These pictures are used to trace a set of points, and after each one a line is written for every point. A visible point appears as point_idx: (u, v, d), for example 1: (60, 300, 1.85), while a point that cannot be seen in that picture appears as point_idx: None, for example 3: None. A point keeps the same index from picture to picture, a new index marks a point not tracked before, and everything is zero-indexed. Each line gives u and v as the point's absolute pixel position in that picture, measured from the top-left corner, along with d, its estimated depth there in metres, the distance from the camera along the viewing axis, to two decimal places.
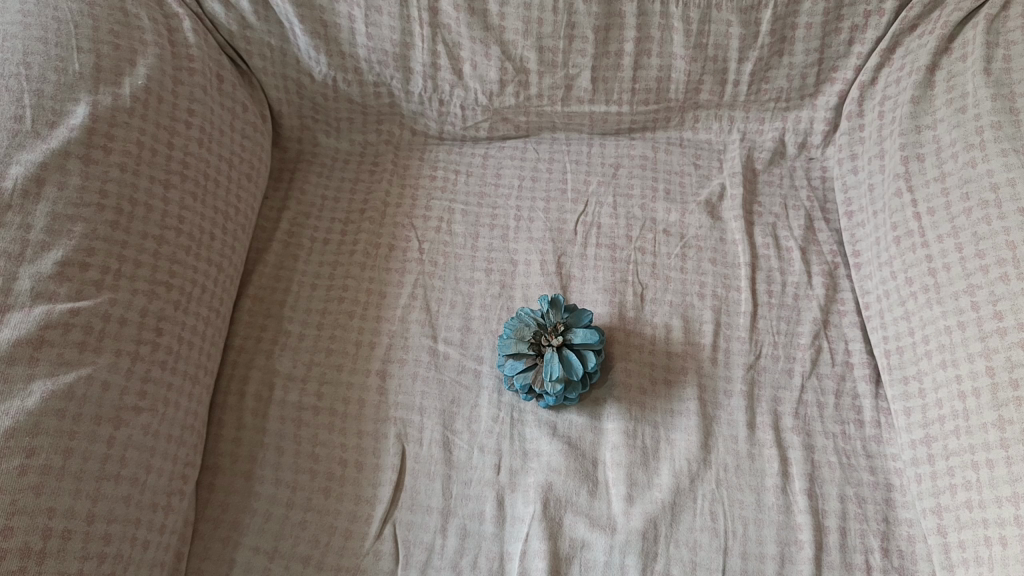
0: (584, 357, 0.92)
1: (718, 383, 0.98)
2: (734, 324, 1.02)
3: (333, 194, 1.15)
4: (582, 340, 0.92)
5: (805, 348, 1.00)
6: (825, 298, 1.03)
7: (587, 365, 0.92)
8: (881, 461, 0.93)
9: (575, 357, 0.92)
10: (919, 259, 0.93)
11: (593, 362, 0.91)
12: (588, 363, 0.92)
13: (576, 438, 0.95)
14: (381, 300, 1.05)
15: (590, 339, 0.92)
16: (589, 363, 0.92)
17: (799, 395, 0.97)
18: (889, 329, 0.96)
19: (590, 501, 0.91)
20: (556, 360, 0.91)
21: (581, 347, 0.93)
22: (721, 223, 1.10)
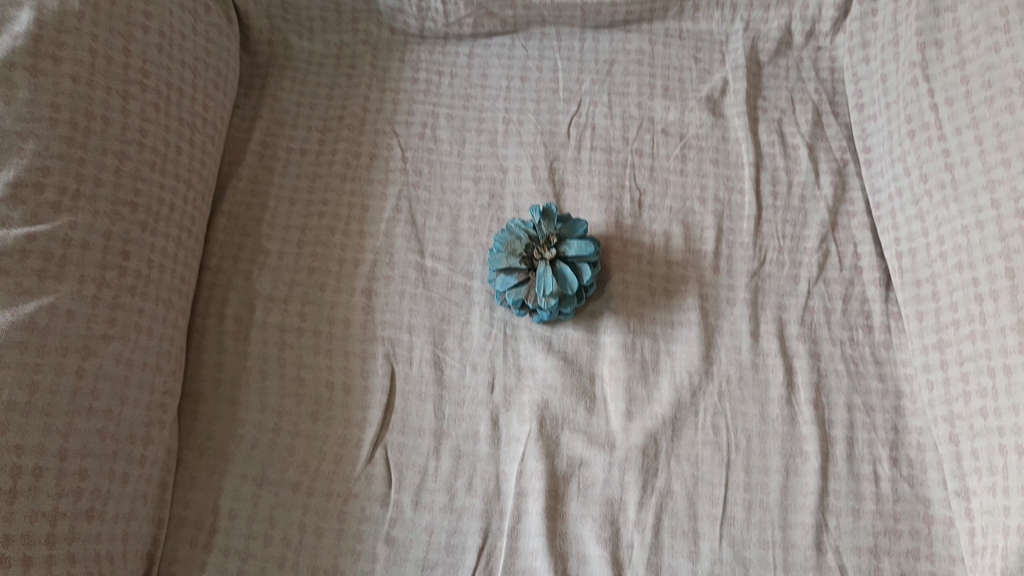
0: (579, 270, 0.87)
1: (721, 293, 0.93)
2: (737, 229, 0.96)
3: (309, 101, 1.07)
4: (578, 252, 0.87)
5: (811, 252, 0.95)
6: (833, 198, 0.98)
7: (582, 279, 0.87)
8: (891, 368, 0.89)
9: (570, 271, 0.87)
10: (936, 154, 0.87)
11: (588, 276, 0.87)
12: (584, 276, 0.87)
13: (573, 353, 0.91)
14: (364, 214, 0.99)
15: (586, 251, 0.87)
16: (584, 276, 0.87)
17: (805, 302, 0.92)
18: (901, 231, 0.91)
19: (588, 418, 0.87)
20: (550, 275, 0.86)
21: (576, 259, 0.88)
22: (724, 121, 1.03)
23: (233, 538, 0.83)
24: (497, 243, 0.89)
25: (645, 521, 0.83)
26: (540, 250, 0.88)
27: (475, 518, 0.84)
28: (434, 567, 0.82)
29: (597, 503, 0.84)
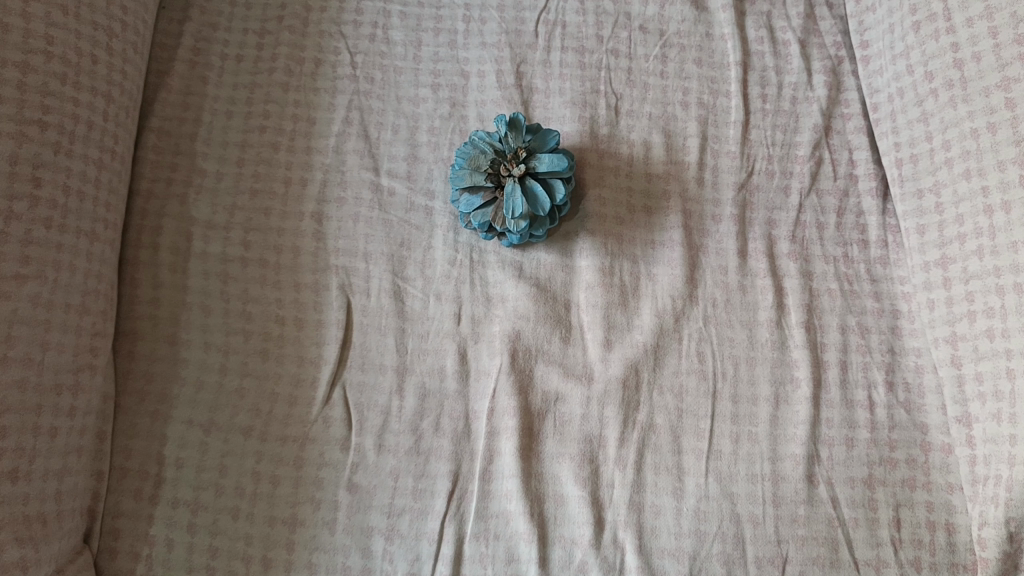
0: (551, 188, 0.79)
1: (705, 208, 0.85)
2: (722, 137, 0.88)
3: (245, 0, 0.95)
4: (550, 168, 0.78)
5: (803, 161, 0.87)
6: (827, 100, 0.89)
7: (555, 198, 0.78)
8: (888, 286, 0.83)
9: (541, 189, 0.78)
10: (943, 49, 0.78)
11: (562, 195, 0.78)
12: (557, 195, 0.78)
13: (545, 279, 0.83)
14: (311, 128, 0.89)
15: (559, 166, 0.78)
16: (557, 194, 0.79)
17: (796, 217, 0.85)
18: (901, 135, 0.83)
19: (564, 349, 0.81)
20: (520, 196, 0.77)
21: (548, 175, 0.79)
22: (707, 15, 0.93)
23: (181, 490, 0.76)
24: (459, 159, 0.80)
25: (627, 458, 0.77)
26: (507, 166, 0.79)
27: (444, 460, 0.77)
28: (400, 514, 0.76)
29: (575, 440, 0.78)
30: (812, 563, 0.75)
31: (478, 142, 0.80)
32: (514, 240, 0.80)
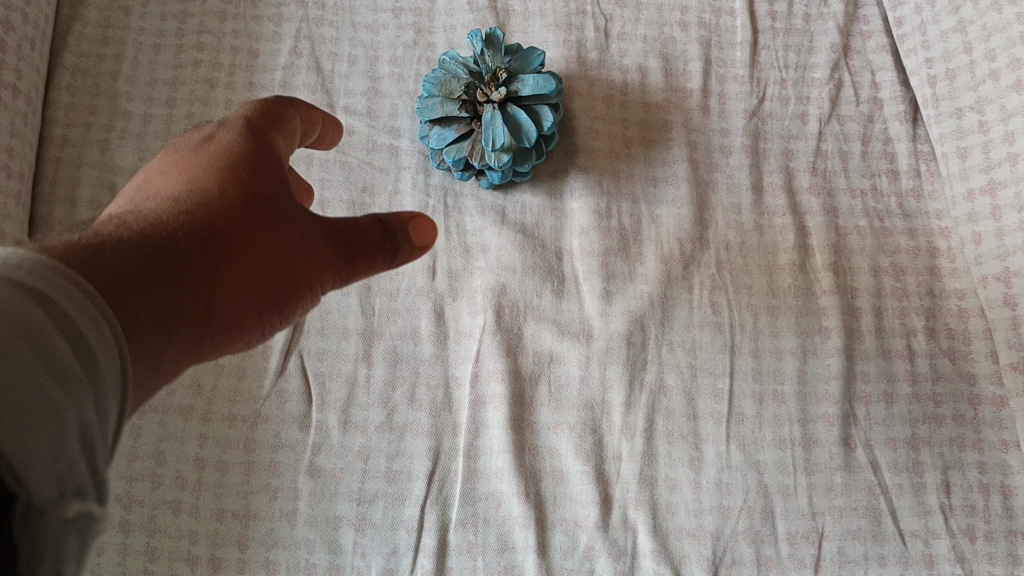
0: (537, 116, 0.67)
1: (712, 140, 0.74)
2: (728, 60, 0.77)
3: None
4: (534, 89, 0.66)
5: (821, 84, 0.76)
6: (844, 16, 0.78)
7: (542, 126, 0.67)
8: (922, 221, 0.72)
9: (525, 115, 0.67)
10: None
11: (549, 121, 0.67)
12: (545, 122, 0.67)
13: (532, 224, 0.72)
14: (253, 62, 0.77)
15: (544, 87, 0.66)
16: (544, 121, 0.67)
17: (815, 146, 0.74)
18: (934, 50, 0.72)
19: (557, 304, 0.69)
20: (499, 123, 0.66)
21: (533, 100, 0.67)
22: None
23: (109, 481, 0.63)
24: (427, 88, 0.69)
25: (635, 425, 0.66)
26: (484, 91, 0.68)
27: (422, 437, 0.66)
28: (372, 501, 0.64)
29: (574, 408, 0.67)
30: (853, 537, 0.64)
31: (449, 67, 0.69)
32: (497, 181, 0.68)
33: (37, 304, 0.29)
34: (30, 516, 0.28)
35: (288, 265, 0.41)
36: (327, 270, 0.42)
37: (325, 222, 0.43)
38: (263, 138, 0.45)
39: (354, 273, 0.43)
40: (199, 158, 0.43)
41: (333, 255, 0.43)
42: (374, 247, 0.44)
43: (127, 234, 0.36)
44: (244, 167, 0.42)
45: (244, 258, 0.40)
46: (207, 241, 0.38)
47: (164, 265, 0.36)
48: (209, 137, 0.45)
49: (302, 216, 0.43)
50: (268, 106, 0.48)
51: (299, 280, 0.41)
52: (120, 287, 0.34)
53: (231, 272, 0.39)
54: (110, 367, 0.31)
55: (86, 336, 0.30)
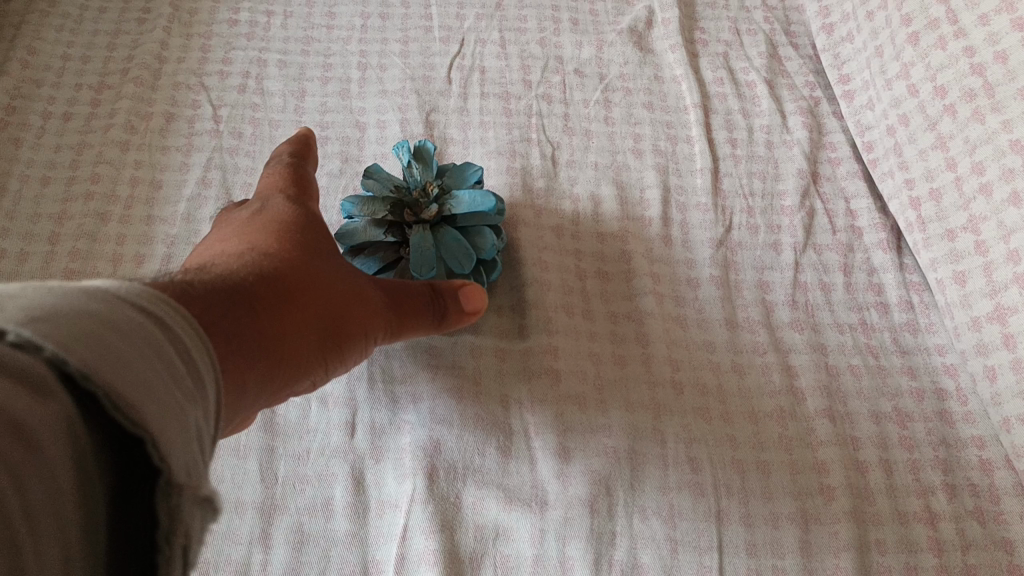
0: (476, 240, 0.58)
1: (676, 272, 0.66)
2: (688, 188, 0.70)
3: (79, 51, 0.76)
4: (472, 206, 0.58)
5: (792, 212, 0.69)
6: (809, 142, 0.72)
7: (484, 251, 0.58)
8: (922, 359, 0.63)
9: (462, 238, 0.58)
10: (956, 56, 0.63)
11: (492, 248, 0.58)
12: (486, 247, 0.58)
13: (473, 370, 0.60)
14: (154, 194, 0.68)
15: (485, 205, 0.58)
16: (486, 245, 0.58)
17: (793, 277, 0.66)
18: (913, 169, 0.66)
19: (502, 465, 0.57)
20: (432, 247, 0.57)
21: (472, 220, 0.59)
22: (653, 57, 0.78)
23: None
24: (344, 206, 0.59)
25: None
26: (413, 210, 0.59)
27: None
28: None
29: None
30: None
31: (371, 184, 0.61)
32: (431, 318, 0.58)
33: (156, 320, 0.28)
34: (168, 497, 0.25)
35: (349, 310, 0.47)
36: (384, 320, 0.50)
37: (378, 283, 0.52)
38: (312, 209, 0.53)
39: (399, 322, 0.51)
40: (260, 224, 0.49)
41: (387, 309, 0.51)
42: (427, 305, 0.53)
43: (224, 268, 0.40)
44: (302, 228, 0.49)
45: (321, 301, 0.44)
46: (298, 280, 0.43)
47: (275, 294, 0.41)
48: (264, 209, 0.51)
49: (350, 272, 0.49)
50: (298, 175, 0.56)
51: (356, 326, 0.47)
52: (230, 307, 0.37)
53: (316, 312, 0.44)
54: (206, 382, 0.30)
55: (191, 351, 0.30)
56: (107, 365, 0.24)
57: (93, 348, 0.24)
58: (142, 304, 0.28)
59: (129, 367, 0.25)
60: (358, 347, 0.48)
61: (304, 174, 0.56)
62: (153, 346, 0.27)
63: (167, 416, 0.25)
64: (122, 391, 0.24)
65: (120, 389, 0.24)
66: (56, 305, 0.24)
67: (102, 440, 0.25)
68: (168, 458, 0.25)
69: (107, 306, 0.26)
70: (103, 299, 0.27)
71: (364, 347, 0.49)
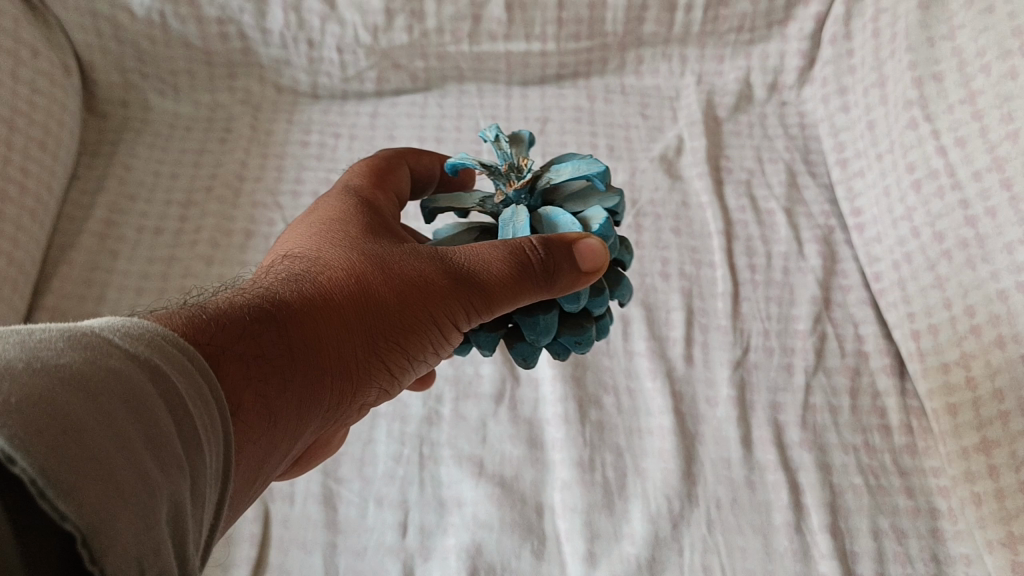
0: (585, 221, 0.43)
1: (697, 391, 0.73)
2: (710, 310, 0.77)
3: (169, 169, 0.86)
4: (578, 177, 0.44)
5: (805, 336, 0.76)
6: (823, 270, 0.80)
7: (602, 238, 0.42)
8: (920, 479, 0.69)
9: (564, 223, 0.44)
10: (950, 206, 0.71)
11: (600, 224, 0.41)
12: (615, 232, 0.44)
13: (512, 477, 0.68)
14: None
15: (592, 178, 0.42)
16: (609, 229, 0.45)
17: (804, 399, 0.73)
18: (914, 304, 0.73)
19: (536, 565, 0.64)
20: None
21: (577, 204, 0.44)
22: (682, 184, 0.86)
23: None
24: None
25: None
26: None
27: None
28: None
29: None
30: None
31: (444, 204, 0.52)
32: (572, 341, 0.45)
33: (145, 375, 0.26)
34: None
35: (415, 301, 0.42)
36: (460, 303, 0.42)
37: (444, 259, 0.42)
38: (370, 198, 0.49)
39: (492, 306, 0.42)
40: (307, 223, 0.47)
41: (473, 271, 0.41)
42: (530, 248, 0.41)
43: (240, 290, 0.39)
44: (348, 222, 0.46)
45: (365, 303, 0.41)
46: (330, 287, 0.41)
47: (289, 308, 0.39)
48: (317, 205, 0.49)
49: (417, 251, 0.43)
50: (375, 175, 0.53)
51: (425, 318, 0.42)
52: (233, 332, 0.35)
53: (363, 317, 0.41)
54: (207, 446, 0.29)
55: (186, 411, 0.27)
56: (45, 443, 0.20)
57: (38, 416, 0.21)
58: (136, 354, 0.27)
59: (81, 440, 0.22)
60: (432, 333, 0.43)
61: (378, 169, 0.54)
62: (132, 406, 0.24)
63: (114, 497, 0.22)
64: (64, 470, 0.21)
65: (58, 469, 0.20)
66: (35, 356, 0.23)
67: (43, 539, 0.22)
68: (103, 553, 0.21)
69: (94, 366, 0.24)
70: (90, 352, 0.25)
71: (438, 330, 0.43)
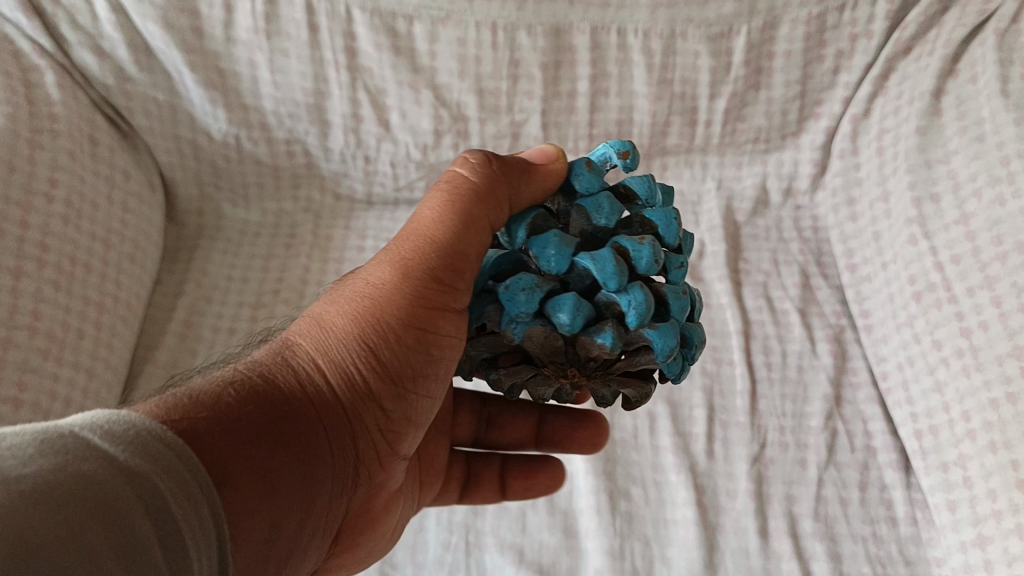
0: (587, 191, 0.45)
1: (718, 483, 0.80)
2: (730, 407, 0.85)
3: (241, 273, 0.96)
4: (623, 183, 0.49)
5: (817, 432, 0.83)
6: (834, 368, 0.87)
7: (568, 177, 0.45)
8: (924, 568, 0.75)
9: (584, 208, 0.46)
10: (947, 317, 0.78)
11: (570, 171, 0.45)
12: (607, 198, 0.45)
13: (549, 564, 0.75)
14: None
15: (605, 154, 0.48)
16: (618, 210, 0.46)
17: (816, 491, 0.79)
18: (917, 405, 0.79)
19: None
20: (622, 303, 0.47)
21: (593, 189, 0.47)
22: (704, 285, 0.94)
23: None
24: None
25: None
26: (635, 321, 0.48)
27: None
28: None
29: None
30: None
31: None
32: (514, 282, 0.42)
33: (122, 477, 0.29)
34: None
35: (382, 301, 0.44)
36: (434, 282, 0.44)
37: (391, 253, 0.45)
38: None
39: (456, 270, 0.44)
40: None
41: (419, 253, 0.44)
42: (479, 183, 0.46)
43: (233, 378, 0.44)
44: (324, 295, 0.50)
45: (336, 323, 0.44)
46: (299, 335, 0.45)
47: (260, 363, 0.42)
48: None
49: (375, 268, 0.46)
50: None
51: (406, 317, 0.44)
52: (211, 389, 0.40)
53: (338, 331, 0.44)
54: (191, 540, 0.31)
55: (164, 509, 0.30)
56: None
57: None
58: (115, 456, 0.29)
59: (32, 553, 0.24)
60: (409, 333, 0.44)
61: None
62: (100, 516, 0.27)
63: None
64: None
65: None
66: (2, 469, 0.26)
67: None
68: None
69: (59, 471, 0.27)
70: (65, 457, 0.28)
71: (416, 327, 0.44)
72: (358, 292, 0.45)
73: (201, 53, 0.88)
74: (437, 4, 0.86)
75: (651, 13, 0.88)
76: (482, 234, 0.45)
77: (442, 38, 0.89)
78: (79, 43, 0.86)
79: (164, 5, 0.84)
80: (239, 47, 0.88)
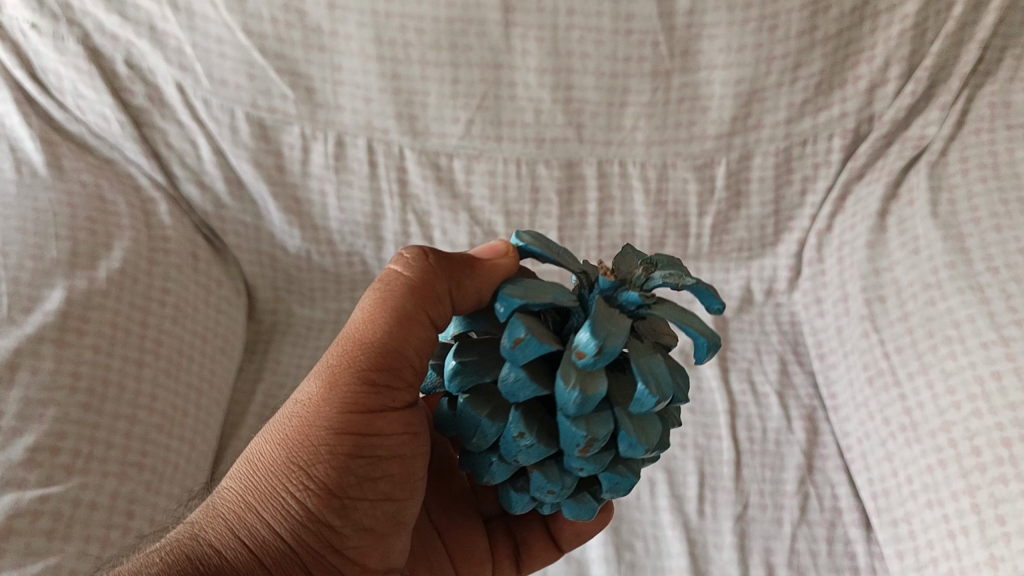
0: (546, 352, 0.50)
1: (707, 537, 0.96)
2: (718, 474, 1.01)
3: (308, 363, 1.13)
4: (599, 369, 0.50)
5: (791, 495, 0.99)
6: (807, 442, 1.03)
7: (509, 335, 0.50)
8: None
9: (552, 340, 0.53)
10: (893, 398, 0.94)
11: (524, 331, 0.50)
12: (536, 380, 0.50)
13: None
14: None
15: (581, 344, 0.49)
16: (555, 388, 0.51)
17: (790, 544, 0.94)
18: (873, 472, 0.95)
19: None
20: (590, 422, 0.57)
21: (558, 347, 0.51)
22: (697, 371, 1.11)
23: None
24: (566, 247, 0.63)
25: None
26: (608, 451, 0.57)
27: None
28: None
29: None
30: None
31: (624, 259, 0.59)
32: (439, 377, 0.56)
33: None
34: None
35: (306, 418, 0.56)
36: (351, 391, 0.55)
37: (319, 372, 0.57)
38: None
39: (371, 377, 0.56)
40: None
41: (345, 365, 0.56)
42: (415, 290, 0.56)
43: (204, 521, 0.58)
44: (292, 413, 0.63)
45: (271, 451, 0.56)
46: (245, 473, 0.58)
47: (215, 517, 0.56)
48: None
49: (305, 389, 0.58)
50: None
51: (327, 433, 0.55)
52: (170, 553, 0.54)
53: (271, 459, 0.56)
54: None
55: None
56: None
57: None
58: None
59: None
60: (338, 446, 0.55)
61: None
62: None
63: None
64: None
65: None
66: None
67: None
68: None
69: None
70: None
71: (344, 438, 0.55)
72: (292, 414, 0.57)
73: (282, 185, 1.11)
74: (472, 145, 1.09)
75: (645, 148, 1.09)
76: (417, 330, 0.56)
77: (476, 170, 1.10)
78: (186, 179, 1.10)
79: (255, 149, 1.08)
80: (313, 180, 1.11)
